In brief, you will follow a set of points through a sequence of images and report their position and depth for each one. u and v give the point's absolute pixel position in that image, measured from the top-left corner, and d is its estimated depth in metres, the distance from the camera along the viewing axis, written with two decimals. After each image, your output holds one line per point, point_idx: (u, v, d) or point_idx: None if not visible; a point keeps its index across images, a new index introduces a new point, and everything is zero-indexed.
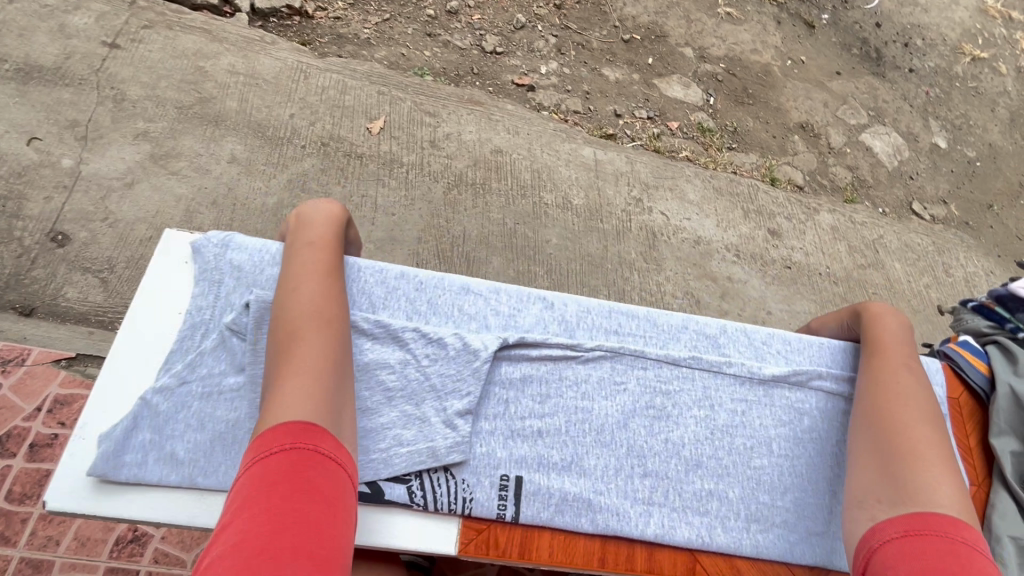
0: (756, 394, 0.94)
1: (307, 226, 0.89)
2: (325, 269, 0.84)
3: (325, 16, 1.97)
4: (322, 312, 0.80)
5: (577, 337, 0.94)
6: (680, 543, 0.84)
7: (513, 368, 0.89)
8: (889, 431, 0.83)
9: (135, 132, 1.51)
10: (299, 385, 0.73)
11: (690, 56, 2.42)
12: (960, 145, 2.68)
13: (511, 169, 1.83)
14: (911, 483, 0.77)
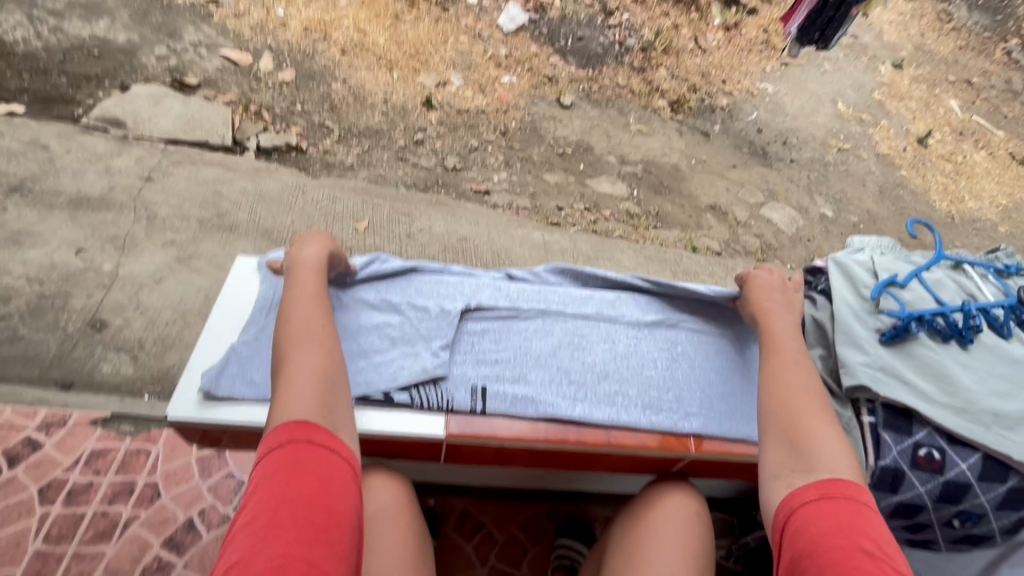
0: (640, 331, 1.07)
1: (302, 264, 1.01)
2: (313, 298, 0.96)
3: (317, 150, 2.47)
4: (310, 336, 0.91)
5: (501, 301, 1.07)
6: (597, 422, 0.92)
7: (475, 321, 1.04)
8: (777, 398, 0.87)
9: (164, 241, 1.85)
10: (299, 396, 0.84)
11: (613, 161, 3.01)
12: (844, 213, 3.26)
13: (475, 252, 2.22)
14: (806, 443, 0.81)
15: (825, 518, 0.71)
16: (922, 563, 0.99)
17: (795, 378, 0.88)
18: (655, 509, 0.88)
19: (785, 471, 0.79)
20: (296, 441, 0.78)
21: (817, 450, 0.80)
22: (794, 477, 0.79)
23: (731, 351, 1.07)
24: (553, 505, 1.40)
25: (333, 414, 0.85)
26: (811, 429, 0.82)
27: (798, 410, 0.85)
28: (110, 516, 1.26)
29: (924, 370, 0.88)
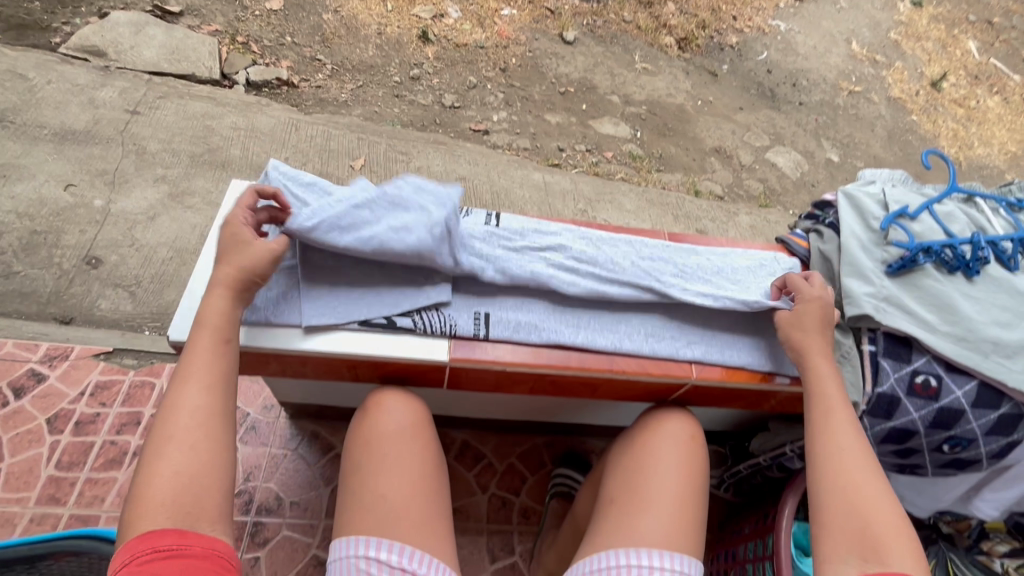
0: (650, 255, 0.96)
1: (203, 314, 0.75)
2: (196, 354, 0.72)
3: (308, 85, 2.36)
4: (184, 413, 0.69)
5: (493, 233, 0.90)
6: (595, 349, 0.85)
7: (461, 255, 0.84)
8: (825, 468, 0.73)
9: (155, 177, 1.80)
10: (155, 502, 0.62)
11: (617, 101, 2.89)
12: (851, 158, 3.17)
13: (474, 191, 2.17)
14: (868, 526, 0.67)
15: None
16: (907, 488, 1.01)
17: (843, 437, 0.74)
18: (653, 436, 0.88)
19: (850, 558, 0.65)
20: (143, 558, 0.58)
21: (883, 534, 0.66)
22: (861, 563, 0.65)
23: (749, 282, 0.97)
24: (552, 438, 1.45)
25: (201, 509, 0.64)
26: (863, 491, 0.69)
27: (857, 484, 0.70)
28: (118, 445, 1.28)
29: (928, 301, 0.88)
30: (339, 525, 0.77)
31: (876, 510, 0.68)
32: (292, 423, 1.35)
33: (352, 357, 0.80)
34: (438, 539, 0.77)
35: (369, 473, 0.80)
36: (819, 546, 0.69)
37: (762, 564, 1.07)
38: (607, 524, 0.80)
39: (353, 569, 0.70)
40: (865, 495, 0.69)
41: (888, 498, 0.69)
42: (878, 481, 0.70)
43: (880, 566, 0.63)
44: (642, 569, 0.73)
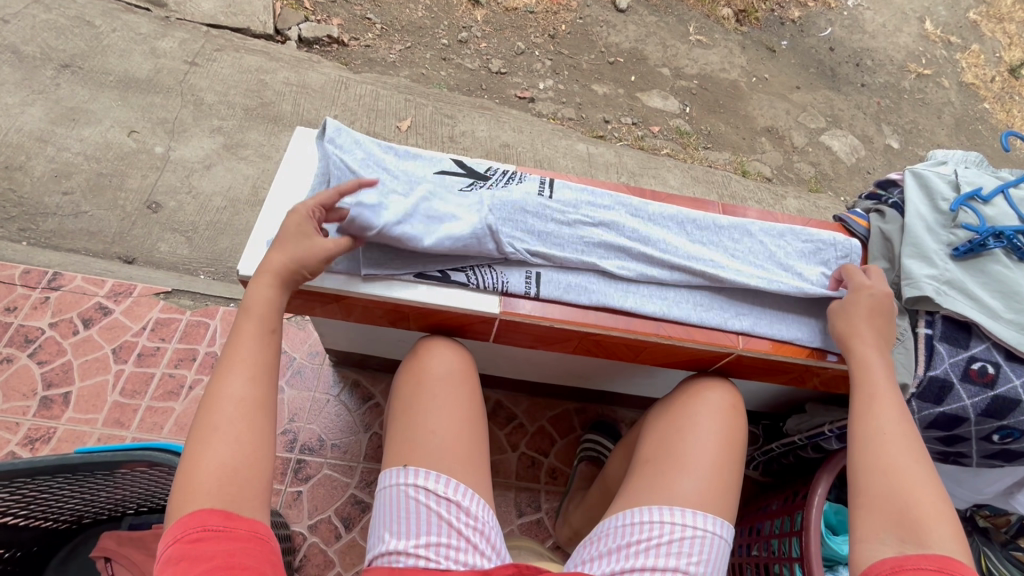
0: (706, 229, 0.92)
1: (250, 301, 0.73)
2: (242, 345, 0.71)
3: (358, 44, 2.36)
4: (228, 402, 0.67)
5: (545, 207, 0.85)
6: (644, 313, 0.85)
7: (507, 242, 0.81)
8: (865, 450, 0.71)
9: (211, 128, 1.85)
10: (202, 486, 0.61)
11: (667, 74, 2.80)
12: (912, 146, 3.00)
13: (517, 158, 2.17)
14: (909, 508, 0.65)
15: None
16: (946, 479, 1.00)
17: (885, 419, 0.72)
18: (694, 402, 0.88)
19: (888, 538, 0.64)
20: (193, 535, 0.58)
21: (924, 517, 0.64)
22: (900, 542, 0.63)
23: (809, 258, 0.93)
24: (582, 405, 1.47)
25: (246, 495, 0.62)
26: (907, 472, 0.68)
27: (895, 465, 0.68)
28: (176, 378, 1.36)
29: (994, 287, 0.85)
30: (389, 456, 0.82)
31: (915, 493, 0.66)
32: (335, 371, 1.41)
33: (404, 303, 0.81)
34: (480, 478, 0.81)
35: (416, 410, 0.84)
36: (855, 525, 0.67)
37: (789, 540, 1.07)
38: (643, 482, 0.82)
39: (401, 495, 0.76)
40: (910, 478, 0.67)
41: (929, 483, 0.67)
42: (919, 466, 0.68)
43: (919, 547, 0.62)
44: (675, 526, 0.75)
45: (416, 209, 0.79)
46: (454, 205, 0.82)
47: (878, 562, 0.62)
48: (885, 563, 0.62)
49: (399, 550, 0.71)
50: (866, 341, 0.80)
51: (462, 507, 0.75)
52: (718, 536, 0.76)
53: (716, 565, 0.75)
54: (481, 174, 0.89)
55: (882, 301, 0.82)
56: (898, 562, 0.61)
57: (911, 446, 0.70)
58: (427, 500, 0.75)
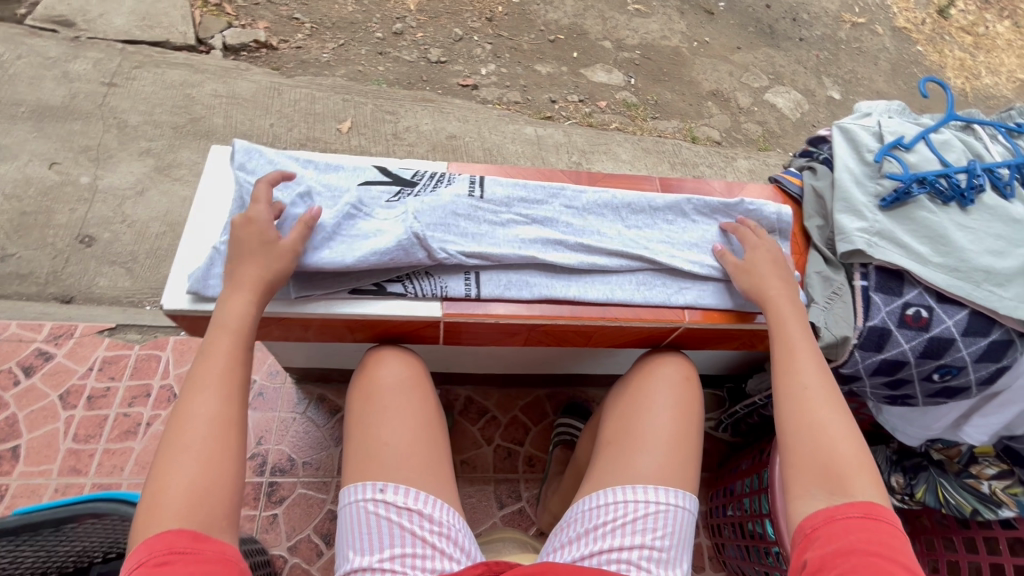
0: (640, 212, 0.92)
1: (223, 316, 0.71)
2: (210, 360, 0.69)
3: (288, 46, 2.27)
4: (199, 421, 0.65)
5: (477, 209, 0.84)
6: (590, 300, 0.85)
7: (437, 248, 0.79)
8: (792, 409, 0.74)
9: (140, 150, 1.77)
10: (166, 511, 0.60)
11: (609, 47, 2.78)
12: (853, 95, 3.05)
13: (465, 149, 2.12)
14: (833, 462, 0.69)
15: (864, 527, 0.62)
16: (896, 418, 1.04)
17: (805, 376, 0.75)
18: (648, 378, 0.89)
19: (817, 492, 0.68)
20: (157, 558, 0.56)
21: (847, 468, 0.68)
22: (828, 496, 0.67)
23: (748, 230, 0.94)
24: (553, 390, 1.48)
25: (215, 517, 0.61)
26: (825, 427, 0.72)
27: (820, 420, 0.72)
28: (131, 417, 1.31)
29: (921, 232, 0.87)
30: (347, 473, 0.81)
31: (837, 445, 0.70)
32: (299, 388, 1.38)
33: (344, 318, 0.79)
34: (445, 486, 0.80)
35: (369, 424, 0.82)
36: (787, 483, 0.71)
37: (758, 497, 1.11)
38: (603, 464, 0.83)
39: (361, 511, 0.75)
40: (832, 432, 0.71)
41: (847, 433, 0.71)
42: (836, 415, 0.72)
43: (845, 496, 0.66)
44: (639, 503, 0.76)
45: (340, 239, 0.77)
46: (379, 226, 0.80)
47: (811, 515, 0.66)
48: (815, 517, 0.66)
49: (363, 566, 0.71)
50: (780, 297, 0.82)
51: (424, 515, 0.75)
52: (684, 507, 0.77)
53: (683, 535, 0.76)
54: (409, 180, 0.87)
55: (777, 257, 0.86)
56: (828, 514, 0.65)
57: (830, 397, 0.74)
58: (387, 513, 0.74)
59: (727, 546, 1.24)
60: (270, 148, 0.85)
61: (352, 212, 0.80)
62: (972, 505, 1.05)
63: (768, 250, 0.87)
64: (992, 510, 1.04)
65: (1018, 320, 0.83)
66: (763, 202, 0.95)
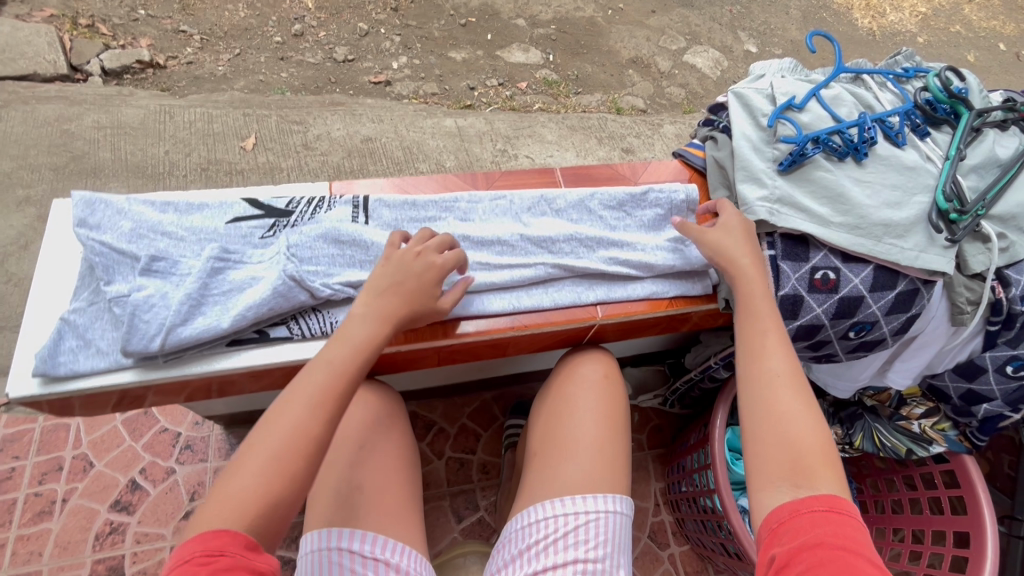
0: (540, 213, 0.89)
1: (348, 332, 0.70)
2: (318, 370, 0.67)
3: (177, 63, 2.10)
4: (282, 428, 0.63)
5: (362, 232, 0.78)
6: (493, 312, 0.82)
7: (319, 284, 0.73)
8: (760, 392, 0.72)
9: (18, 200, 1.61)
10: (229, 505, 0.59)
11: (523, 25, 2.69)
12: (768, 47, 3.07)
13: (384, 150, 2.00)
14: (798, 454, 0.67)
15: (830, 521, 0.60)
16: (824, 373, 1.05)
17: (775, 358, 0.74)
18: (569, 382, 0.87)
19: (782, 486, 0.66)
20: (208, 554, 0.56)
21: (811, 461, 0.66)
22: (792, 488, 0.65)
23: (655, 215, 0.92)
24: (499, 391, 1.44)
25: (268, 526, 0.60)
26: (788, 410, 0.70)
27: (784, 407, 0.70)
28: (44, 495, 1.19)
29: (821, 193, 0.86)
30: (311, 517, 0.81)
31: (802, 435, 0.68)
32: (230, 434, 1.30)
33: (228, 375, 0.72)
34: (412, 528, 0.85)
35: (343, 464, 0.84)
36: (753, 475, 0.69)
37: (707, 473, 1.11)
38: (531, 478, 0.81)
39: (326, 559, 0.76)
40: (795, 416, 0.69)
41: (808, 416, 0.69)
42: (800, 403, 0.70)
43: (810, 490, 0.64)
44: (575, 515, 0.74)
45: (205, 289, 0.70)
46: (253, 268, 0.73)
47: (778, 509, 0.64)
48: (782, 510, 0.63)
49: None
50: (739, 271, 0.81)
51: (390, 564, 0.78)
52: (614, 512, 0.76)
53: (617, 542, 0.75)
54: (283, 209, 0.80)
55: (749, 224, 0.84)
56: (793, 508, 0.63)
57: (797, 383, 0.72)
58: (353, 563, 0.76)
59: (686, 521, 1.24)
60: (118, 194, 0.76)
61: (217, 255, 0.72)
62: (906, 445, 1.08)
63: (740, 217, 0.84)
64: (923, 447, 1.07)
65: (921, 269, 0.84)
66: (673, 188, 0.92)
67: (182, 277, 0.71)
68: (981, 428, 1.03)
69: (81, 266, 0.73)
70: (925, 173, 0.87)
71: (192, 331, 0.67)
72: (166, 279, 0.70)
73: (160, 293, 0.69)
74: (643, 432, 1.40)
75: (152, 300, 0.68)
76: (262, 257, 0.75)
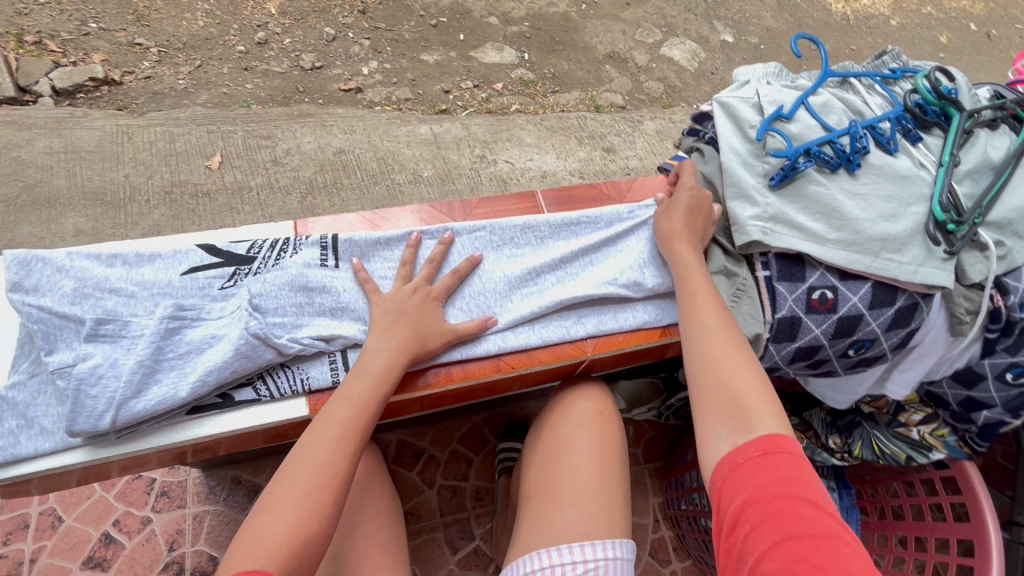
0: (521, 245, 0.88)
1: (367, 364, 0.71)
2: (339, 407, 0.68)
3: (134, 78, 2.00)
4: (311, 464, 0.64)
5: (331, 279, 0.77)
6: (472, 355, 0.79)
7: (286, 339, 0.70)
8: (699, 355, 0.73)
9: None
10: (266, 545, 0.59)
11: (496, 23, 2.62)
12: (744, 36, 3.03)
13: (357, 162, 1.92)
14: (735, 399, 0.67)
15: (767, 466, 0.60)
16: (823, 386, 1.01)
17: (707, 320, 0.75)
18: (560, 421, 0.85)
19: (723, 433, 0.66)
20: None
21: (746, 401, 0.66)
22: (732, 434, 0.65)
23: (638, 240, 0.91)
24: (490, 413, 1.39)
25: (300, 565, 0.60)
26: (725, 366, 0.70)
27: (719, 360, 0.71)
28: (9, 557, 1.12)
29: (815, 209, 0.82)
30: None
31: (738, 381, 0.68)
32: (209, 476, 1.23)
33: (193, 445, 0.68)
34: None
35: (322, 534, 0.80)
36: (698, 427, 0.69)
37: (707, 492, 1.08)
38: (526, 525, 0.78)
39: None
40: (732, 370, 0.70)
41: (744, 365, 0.70)
42: (734, 354, 0.71)
43: (748, 433, 0.64)
44: (569, 565, 0.71)
45: (160, 354, 0.66)
46: (211, 326, 0.69)
47: (719, 465, 0.63)
48: (723, 464, 0.63)
49: None
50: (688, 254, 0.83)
51: None
52: (615, 559, 0.72)
53: None
54: (244, 255, 0.77)
55: (701, 199, 0.86)
56: (733, 460, 0.62)
57: (735, 341, 0.73)
58: None
59: (687, 538, 1.21)
60: (59, 249, 0.71)
61: (171, 313, 0.68)
62: (905, 452, 1.06)
63: (691, 192, 0.86)
64: (924, 454, 1.04)
65: (920, 283, 0.80)
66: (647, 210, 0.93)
67: (134, 341, 0.67)
68: (980, 434, 1.01)
69: (22, 338, 0.69)
70: (919, 182, 0.84)
71: (146, 403, 0.63)
72: (115, 346, 0.66)
73: (106, 363, 0.64)
74: (639, 446, 1.37)
75: (98, 373, 0.63)
76: (223, 312, 0.72)
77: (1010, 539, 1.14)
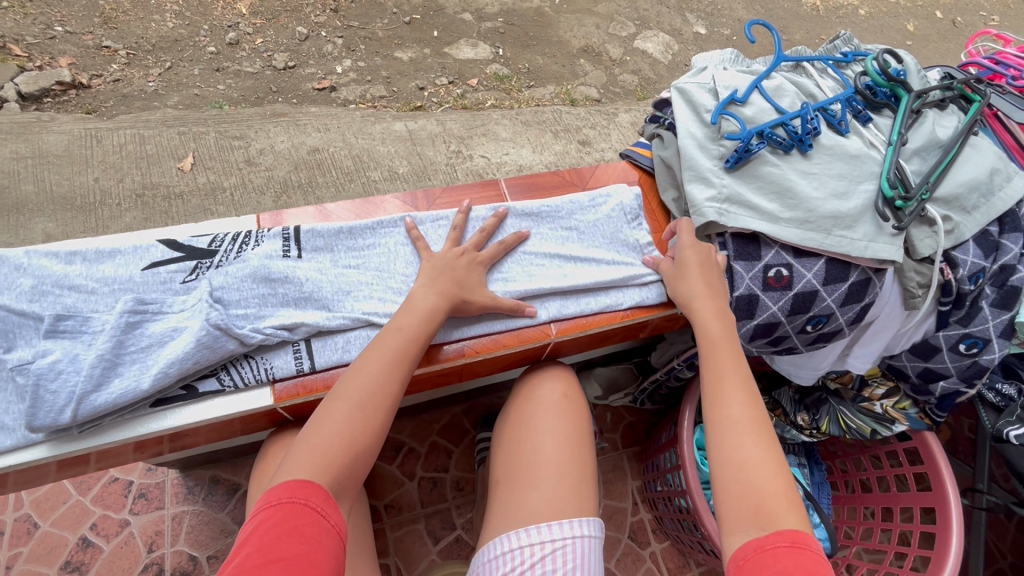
0: (525, 225, 0.92)
1: (413, 303, 0.77)
2: (391, 336, 0.74)
3: (102, 82, 1.97)
4: (362, 382, 0.70)
5: (293, 270, 0.78)
6: (475, 331, 0.84)
7: (248, 330, 0.71)
8: (719, 430, 0.71)
9: None
10: (322, 446, 0.65)
11: (470, 19, 2.62)
12: (716, 28, 3.07)
13: (333, 161, 1.92)
14: (760, 497, 0.63)
15: (792, 556, 0.57)
16: (788, 363, 1.04)
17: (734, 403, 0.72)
18: (530, 402, 0.87)
19: (749, 528, 0.62)
20: (293, 501, 0.60)
21: (773, 502, 0.62)
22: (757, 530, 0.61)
23: (598, 227, 0.94)
24: (469, 405, 1.41)
25: (344, 479, 0.65)
26: (748, 453, 0.67)
27: (744, 458, 0.67)
28: None
29: (768, 188, 0.85)
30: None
31: (762, 481, 0.64)
32: (188, 477, 1.23)
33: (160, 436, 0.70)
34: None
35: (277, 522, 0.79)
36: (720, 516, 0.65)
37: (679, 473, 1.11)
38: (498, 506, 0.79)
39: None
40: (755, 462, 0.66)
41: (769, 464, 0.66)
42: (759, 447, 0.67)
43: (773, 527, 0.60)
44: (535, 545, 0.72)
45: (119, 348, 0.67)
46: (173, 319, 0.70)
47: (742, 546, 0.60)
48: (748, 547, 0.60)
49: None
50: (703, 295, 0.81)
51: None
52: (579, 537, 0.74)
53: (588, 568, 0.73)
54: (205, 249, 0.78)
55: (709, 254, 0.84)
56: (758, 544, 0.59)
57: (762, 429, 0.70)
58: None
59: (665, 519, 1.23)
60: (18, 248, 0.72)
61: (132, 307, 0.69)
62: (870, 426, 1.08)
63: (696, 249, 0.85)
64: (887, 427, 1.07)
65: (871, 258, 0.83)
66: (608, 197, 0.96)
67: (94, 337, 0.68)
68: (939, 404, 1.04)
69: None
70: (869, 160, 0.87)
71: (107, 396, 0.64)
72: (75, 343, 0.67)
73: (63, 360, 0.65)
74: (617, 431, 1.39)
75: (58, 370, 0.65)
76: (185, 304, 0.73)
77: (971, 505, 1.19)
